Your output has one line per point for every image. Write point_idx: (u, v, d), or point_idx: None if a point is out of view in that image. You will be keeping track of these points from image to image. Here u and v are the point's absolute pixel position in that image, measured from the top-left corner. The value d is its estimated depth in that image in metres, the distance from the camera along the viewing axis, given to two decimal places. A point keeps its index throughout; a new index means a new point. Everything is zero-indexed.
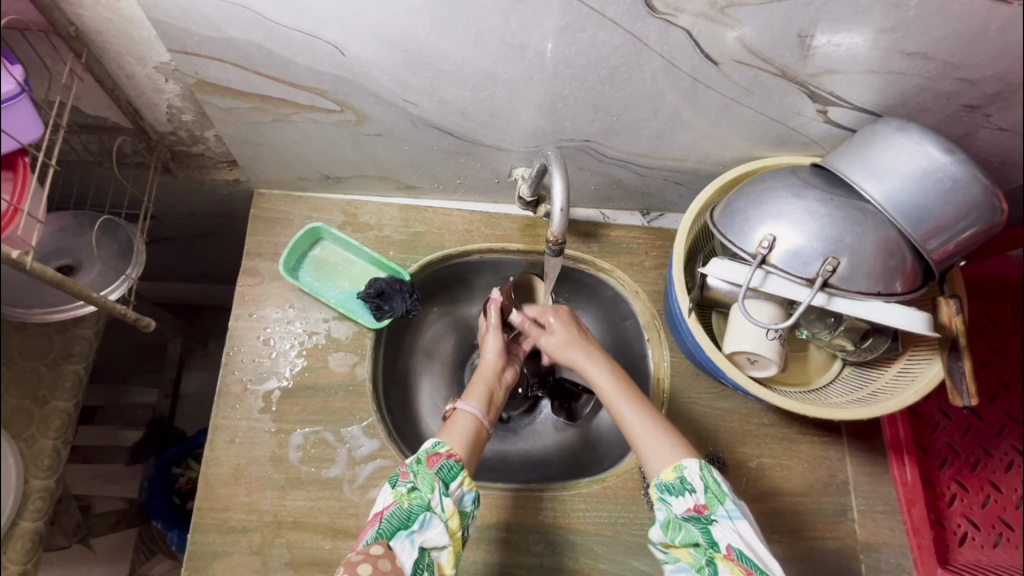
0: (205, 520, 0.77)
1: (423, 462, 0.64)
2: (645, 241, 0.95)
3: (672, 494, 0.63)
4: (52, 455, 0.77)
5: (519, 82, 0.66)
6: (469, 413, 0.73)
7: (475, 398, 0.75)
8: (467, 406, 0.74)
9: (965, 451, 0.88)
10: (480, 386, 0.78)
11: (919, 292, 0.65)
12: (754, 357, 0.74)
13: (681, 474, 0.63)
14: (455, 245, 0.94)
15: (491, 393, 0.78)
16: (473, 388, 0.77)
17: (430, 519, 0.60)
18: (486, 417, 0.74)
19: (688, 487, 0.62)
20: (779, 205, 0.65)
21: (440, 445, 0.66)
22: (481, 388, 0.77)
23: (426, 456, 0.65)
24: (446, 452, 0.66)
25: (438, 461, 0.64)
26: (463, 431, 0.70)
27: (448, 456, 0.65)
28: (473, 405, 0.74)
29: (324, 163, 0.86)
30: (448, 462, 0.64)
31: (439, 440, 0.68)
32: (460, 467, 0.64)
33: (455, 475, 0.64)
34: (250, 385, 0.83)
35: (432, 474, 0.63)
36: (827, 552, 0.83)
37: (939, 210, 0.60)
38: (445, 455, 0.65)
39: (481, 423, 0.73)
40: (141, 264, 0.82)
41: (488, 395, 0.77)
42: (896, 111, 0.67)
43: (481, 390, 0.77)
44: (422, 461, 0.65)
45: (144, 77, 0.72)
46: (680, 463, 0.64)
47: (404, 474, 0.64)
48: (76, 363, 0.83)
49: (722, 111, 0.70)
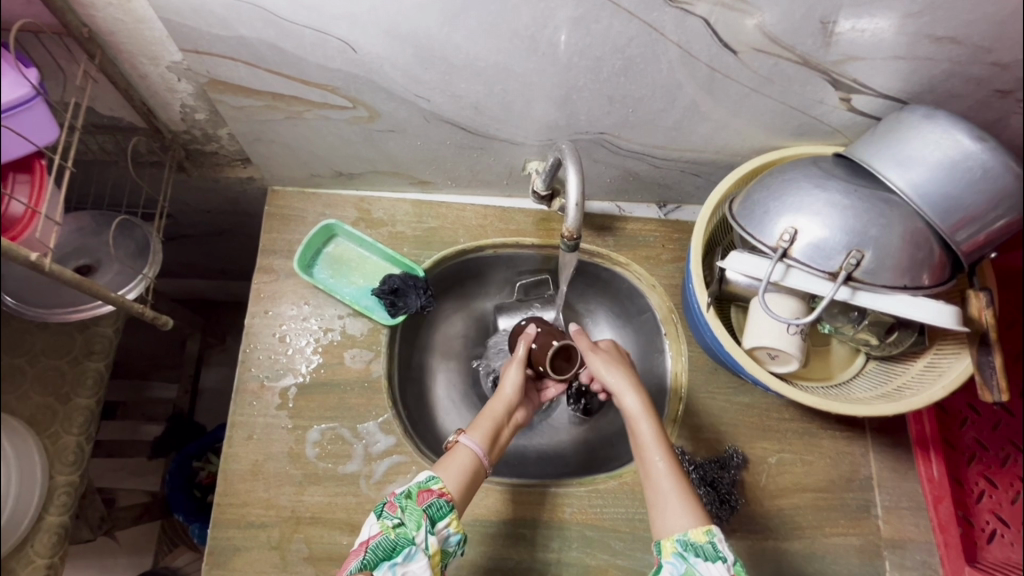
0: (225, 515, 0.78)
1: (413, 497, 0.65)
2: (662, 234, 0.93)
3: (698, 555, 0.61)
4: (75, 451, 0.79)
5: (532, 74, 0.65)
6: (469, 449, 0.70)
7: (480, 431, 0.72)
8: (470, 441, 0.71)
9: (994, 447, 0.86)
10: (489, 419, 0.74)
11: (947, 285, 0.63)
12: (774, 352, 0.72)
13: (712, 538, 0.61)
14: (469, 240, 0.93)
15: (500, 432, 0.74)
16: (479, 419, 0.74)
17: (414, 552, 0.60)
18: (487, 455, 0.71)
19: (722, 555, 0.61)
20: (800, 196, 0.63)
21: (433, 481, 0.66)
22: (489, 422, 0.73)
23: (417, 492, 0.65)
24: (438, 490, 0.65)
25: (428, 498, 0.64)
26: (462, 469, 0.68)
27: (440, 495, 0.65)
28: (476, 441, 0.71)
29: (337, 160, 0.86)
30: (438, 501, 0.64)
31: (434, 476, 0.67)
32: (449, 507, 0.64)
33: (443, 516, 0.64)
34: (267, 381, 0.84)
35: (420, 511, 0.63)
36: (850, 549, 0.82)
37: (969, 200, 0.58)
38: (437, 492, 0.65)
39: (481, 464, 0.70)
40: (158, 264, 0.83)
41: (497, 432, 0.74)
42: (923, 97, 0.65)
43: (487, 424, 0.73)
44: (412, 495, 0.65)
45: (158, 76, 0.72)
46: (710, 526, 0.62)
47: (393, 507, 0.64)
48: (97, 361, 0.84)
49: (740, 101, 0.68)
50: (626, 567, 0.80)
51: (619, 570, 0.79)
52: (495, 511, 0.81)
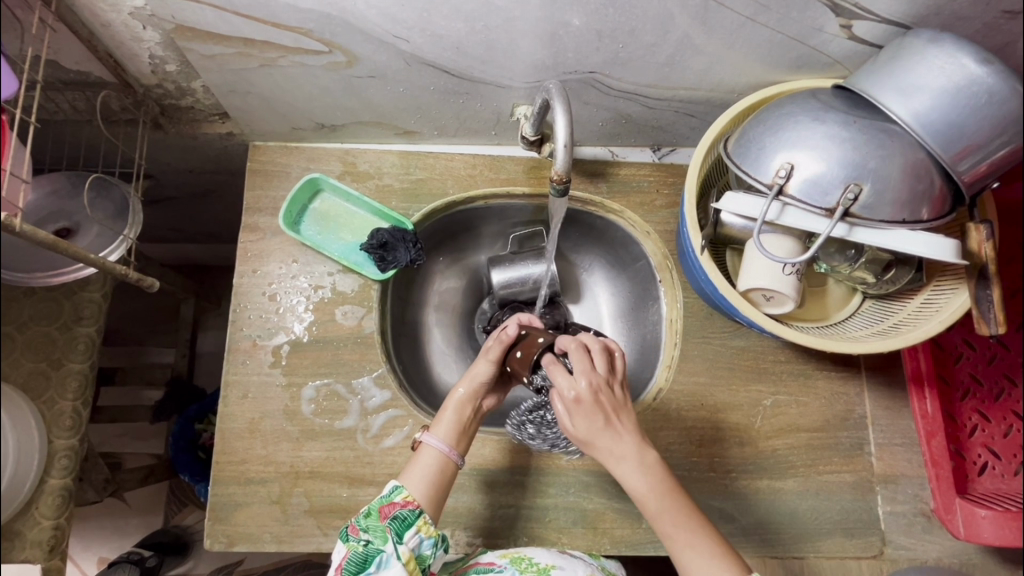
0: (224, 472, 0.79)
1: (375, 514, 0.66)
2: (656, 178, 0.91)
3: None
4: (73, 416, 0.78)
5: (515, 9, 0.62)
6: (435, 448, 0.71)
7: (443, 428, 0.73)
8: (435, 440, 0.72)
9: (988, 382, 0.84)
10: (451, 413, 0.74)
11: (947, 219, 0.61)
12: (769, 294, 0.71)
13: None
14: (458, 191, 0.90)
15: (469, 425, 0.75)
16: (441, 416, 0.74)
17: (387, 559, 0.62)
18: (454, 451, 0.72)
19: None
20: (798, 130, 0.61)
21: (396, 493, 0.67)
22: (453, 416, 0.74)
23: (378, 508, 0.67)
24: (401, 500, 0.67)
25: (391, 512, 0.66)
26: (426, 474, 0.70)
27: (402, 506, 0.66)
28: (441, 440, 0.72)
29: (318, 110, 0.82)
30: (402, 512, 0.66)
31: (398, 485, 0.68)
32: (415, 515, 0.66)
33: (409, 525, 0.65)
34: (259, 340, 0.83)
35: (384, 526, 0.65)
36: (842, 485, 0.83)
37: (972, 128, 0.56)
38: (400, 504, 0.66)
39: (449, 461, 0.71)
40: (141, 224, 0.79)
41: (461, 420, 0.74)
42: (928, 22, 0.62)
43: (450, 417, 0.74)
44: (373, 512, 0.67)
45: (121, 25, 0.68)
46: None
47: (355, 529, 0.65)
48: (88, 326, 0.81)
49: (736, 32, 0.65)
50: (624, 510, 0.81)
51: (616, 513, 0.81)
52: (492, 461, 0.81)
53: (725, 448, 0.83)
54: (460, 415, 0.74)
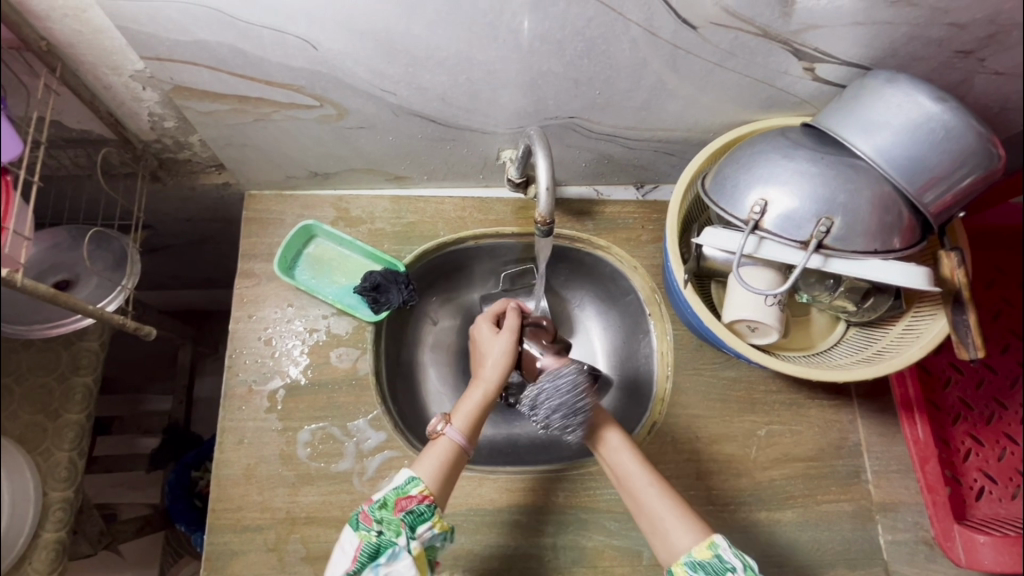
0: (220, 520, 0.78)
1: (390, 506, 0.65)
2: (640, 215, 0.94)
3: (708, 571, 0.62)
4: (68, 467, 0.78)
5: (496, 62, 0.65)
6: (453, 439, 0.71)
7: (462, 420, 0.72)
8: (454, 432, 0.71)
9: (979, 406, 0.87)
10: (472, 401, 0.74)
11: (918, 247, 0.64)
12: (754, 325, 0.73)
13: (717, 551, 0.63)
14: (449, 232, 0.93)
15: (485, 414, 0.75)
16: (463, 404, 0.74)
17: (398, 552, 0.63)
18: (469, 442, 0.72)
19: (727, 565, 0.62)
20: (769, 168, 0.64)
21: (412, 485, 0.67)
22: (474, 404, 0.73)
23: (395, 499, 0.66)
24: (418, 494, 0.66)
25: (407, 505, 0.65)
26: (439, 460, 0.69)
27: (420, 500, 0.65)
28: (459, 428, 0.72)
29: (311, 159, 0.85)
30: (418, 506, 0.65)
31: (413, 475, 0.67)
32: (430, 511, 0.65)
33: (424, 520, 0.65)
34: (255, 385, 0.84)
35: (397, 519, 0.64)
36: (841, 515, 0.83)
37: (933, 161, 0.59)
38: (416, 499, 0.65)
39: (462, 450, 0.71)
40: (137, 274, 0.82)
41: (481, 411, 0.74)
42: (886, 62, 0.65)
43: (471, 406, 0.73)
44: (388, 503, 0.65)
45: (122, 86, 0.72)
46: (712, 539, 0.64)
47: (367, 517, 0.65)
48: (84, 376, 0.83)
49: (706, 77, 0.68)
50: (623, 547, 0.80)
51: (616, 550, 0.80)
52: (490, 499, 0.81)
53: (722, 481, 0.83)
54: (482, 406, 0.74)
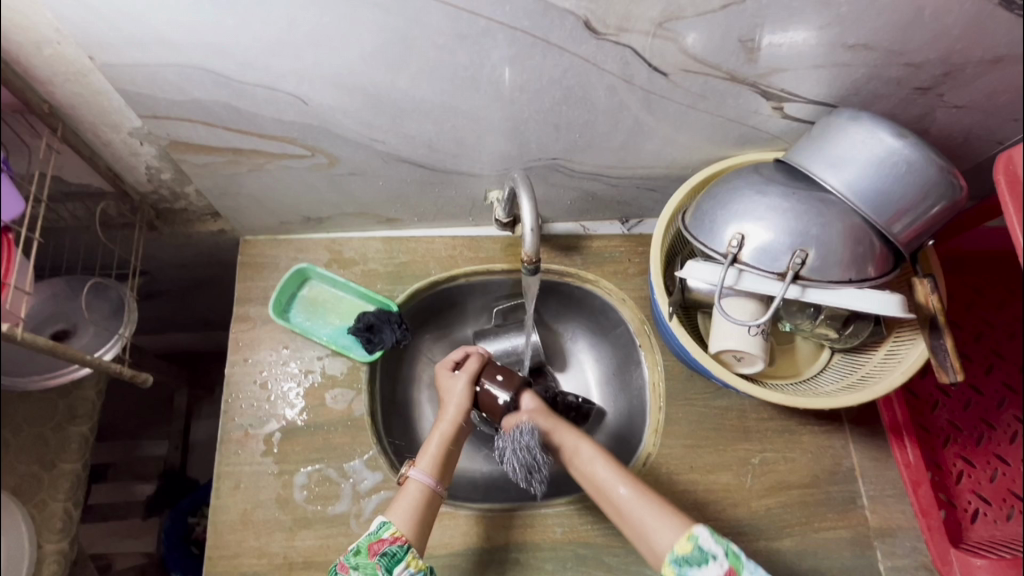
0: (217, 568, 0.78)
1: (364, 551, 0.68)
2: (627, 249, 0.96)
3: (692, 565, 0.65)
4: (64, 518, 0.78)
5: (478, 110, 0.68)
6: (419, 481, 0.74)
7: (426, 462, 0.76)
8: (419, 473, 0.74)
9: (968, 427, 0.88)
10: (434, 446, 0.77)
11: (892, 275, 0.66)
12: (739, 354, 0.74)
13: (697, 543, 0.65)
14: (440, 271, 0.95)
15: (449, 455, 0.78)
16: (425, 448, 0.77)
17: None
18: (437, 483, 0.75)
19: (708, 555, 0.65)
20: (744, 203, 0.66)
21: (384, 529, 0.70)
22: (434, 449, 0.77)
23: (367, 545, 0.69)
24: (390, 536, 0.69)
25: (380, 548, 0.68)
26: (410, 506, 0.72)
27: (392, 541, 0.68)
28: (424, 472, 0.75)
29: (304, 205, 0.88)
30: (391, 548, 0.68)
31: (385, 521, 0.71)
32: (404, 551, 0.68)
33: (398, 560, 0.67)
34: (251, 429, 0.85)
35: (374, 562, 0.67)
36: (839, 541, 0.83)
37: (900, 193, 0.61)
38: (389, 540, 0.69)
39: (431, 492, 0.74)
40: (133, 321, 0.84)
41: (443, 453, 0.77)
42: (850, 100, 0.68)
43: (432, 450, 0.77)
44: (362, 550, 0.68)
45: (121, 142, 0.75)
46: (691, 532, 0.66)
47: (344, 566, 0.67)
48: (82, 424, 0.83)
49: (680, 118, 0.72)
50: None
51: None
52: (486, 537, 0.81)
53: (718, 511, 0.83)
54: (442, 448, 0.77)
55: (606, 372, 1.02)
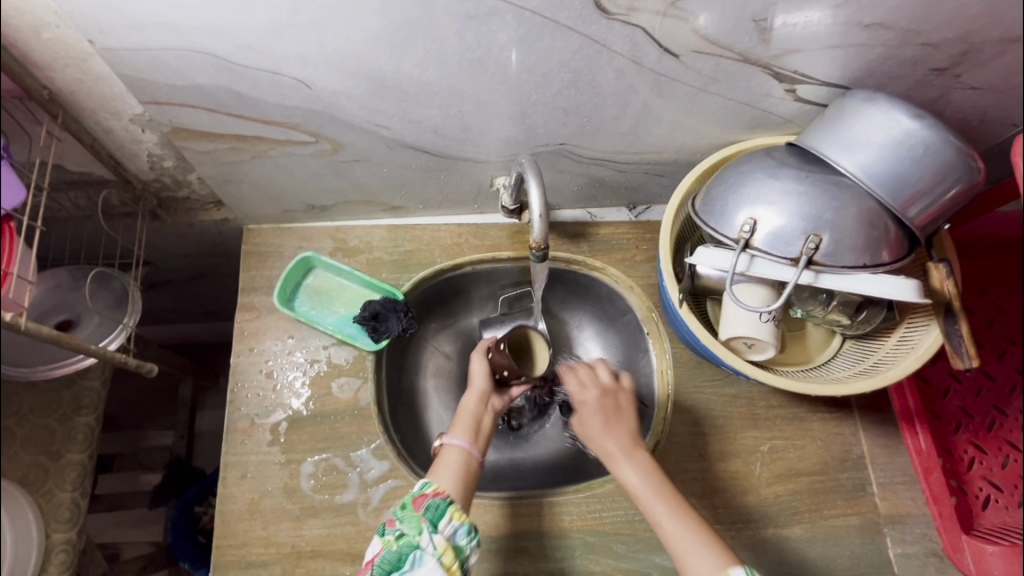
0: (225, 557, 0.78)
1: (409, 506, 0.67)
2: (634, 236, 0.95)
3: None
4: (72, 507, 0.77)
5: (485, 94, 0.67)
6: (457, 446, 0.74)
7: (461, 429, 0.76)
8: (455, 440, 0.75)
9: (980, 414, 0.87)
10: (467, 417, 0.78)
11: (906, 260, 0.65)
12: (750, 341, 0.73)
13: None
14: (446, 260, 0.94)
15: (483, 425, 0.78)
16: (457, 420, 0.78)
17: (421, 557, 0.63)
18: (475, 447, 0.75)
19: None
20: (757, 187, 0.65)
21: (427, 486, 0.69)
22: (467, 419, 0.78)
23: (412, 499, 0.68)
24: (433, 491, 0.68)
25: (424, 502, 0.67)
26: (451, 469, 0.71)
27: (435, 495, 0.67)
28: (460, 437, 0.75)
29: (308, 193, 0.87)
30: (435, 501, 0.67)
31: (427, 481, 0.70)
32: (447, 504, 0.67)
33: (443, 513, 0.66)
34: (257, 419, 0.84)
35: (419, 515, 0.66)
36: (849, 528, 0.82)
37: (916, 176, 0.60)
38: (432, 494, 0.68)
39: (470, 456, 0.73)
40: (139, 311, 0.82)
41: (477, 422, 0.78)
42: (865, 82, 0.67)
43: (466, 420, 0.78)
44: (409, 505, 0.68)
45: (122, 129, 0.74)
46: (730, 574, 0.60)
47: (392, 521, 0.68)
48: (87, 415, 0.81)
49: (690, 101, 0.70)
50: (631, 570, 0.80)
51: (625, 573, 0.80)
52: (494, 526, 0.81)
53: (727, 498, 0.83)
54: (473, 417, 0.78)
55: (613, 361, 1.01)
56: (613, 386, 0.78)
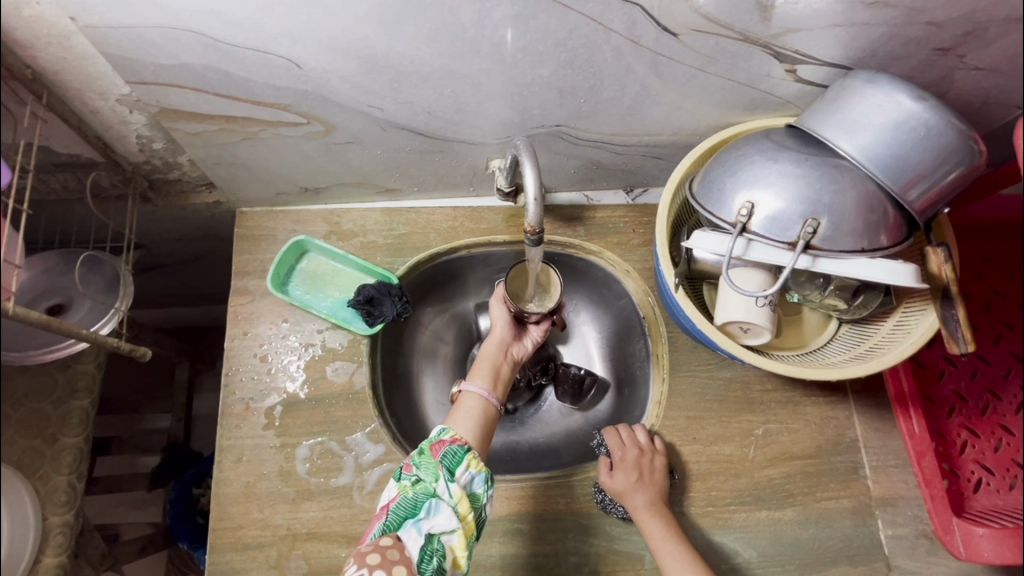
0: (221, 539, 0.78)
1: (427, 452, 0.67)
2: (631, 219, 0.94)
3: None
4: (68, 490, 0.78)
5: (480, 75, 0.66)
6: (477, 393, 0.76)
7: (481, 377, 0.78)
8: (475, 387, 0.76)
9: (973, 398, 0.88)
10: (486, 364, 0.80)
11: (905, 244, 0.65)
12: (746, 326, 0.73)
13: None
14: (441, 243, 0.93)
15: (500, 372, 0.81)
16: (477, 368, 0.80)
17: (436, 505, 0.63)
18: (494, 395, 0.77)
19: None
20: (755, 170, 0.64)
21: (444, 433, 0.69)
22: (486, 367, 0.80)
23: (430, 446, 0.68)
24: (450, 438, 0.68)
25: (442, 449, 0.67)
26: (470, 416, 0.73)
27: (452, 443, 0.67)
28: (479, 386, 0.77)
29: (301, 175, 0.86)
30: (452, 449, 0.67)
31: (446, 427, 0.70)
32: (464, 452, 0.67)
33: (460, 461, 0.66)
34: (252, 403, 0.84)
35: (435, 463, 0.65)
36: (841, 511, 0.83)
37: (917, 160, 0.60)
38: (449, 441, 0.68)
39: (488, 404, 0.75)
40: (129, 297, 0.83)
41: (495, 370, 0.80)
42: (866, 62, 0.66)
43: (486, 367, 0.80)
44: (426, 451, 0.67)
45: (109, 110, 0.72)
46: None
47: (409, 467, 0.67)
48: (82, 399, 0.83)
49: (689, 82, 0.69)
50: (625, 551, 0.80)
51: (618, 554, 0.80)
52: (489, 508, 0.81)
53: (721, 481, 0.83)
54: (492, 364, 0.80)
55: (608, 345, 1.01)
56: (647, 449, 0.81)
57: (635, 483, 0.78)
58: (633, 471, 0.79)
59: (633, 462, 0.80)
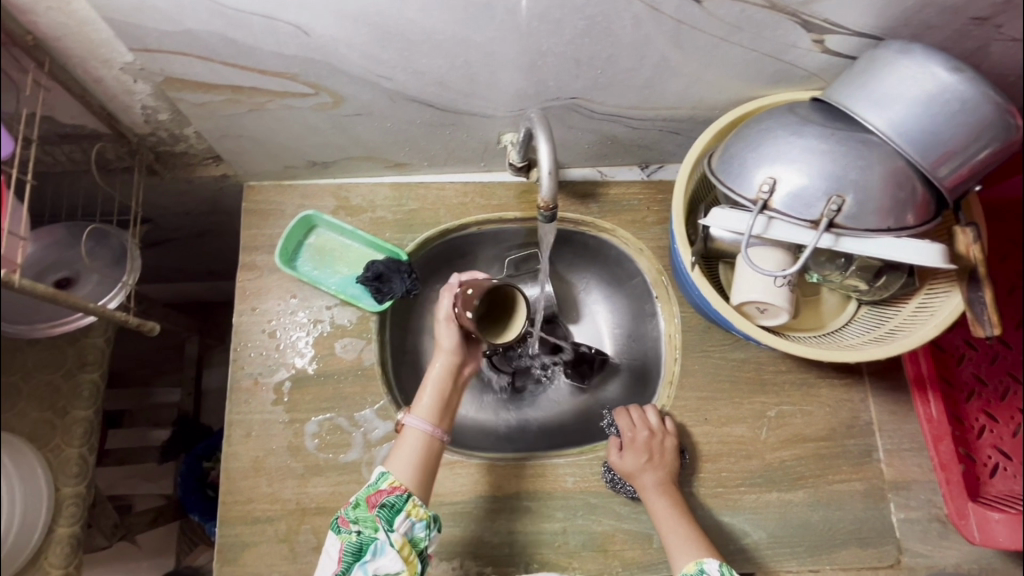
0: (231, 512, 0.79)
1: (363, 505, 0.68)
2: (646, 196, 0.92)
3: None
4: (79, 462, 0.77)
5: (494, 44, 0.63)
6: (417, 429, 0.74)
7: (423, 409, 0.75)
8: (417, 421, 0.74)
9: (993, 382, 0.86)
10: (431, 390, 0.77)
11: (932, 224, 0.62)
12: (763, 306, 0.71)
13: None
14: (451, 219, 0.92)
15: (448, 398, 0.77)
16: (420, 397, 0.77)
17: (381, 547, 0.64)
18: (437, 428, 0.75)
19: None
20: (778, 145, 0.62)
21: (383, 480, 0.70)
22: (430, 397, 0.76)
23: (365, 498, 0.69)
24: (388, 487, 0.69)
25: (379, 500, 0.68)
26: (409, 456, 0.73)
27: (390, 492, 0.68)
28: (422, 419, 0.75)
29: (309, 149, 0.84)
30: (390, 499, 0.68)
31: (384, 471, 0.71)
32: (403, 501, 0.68)
33: (399, 510, 0.67)
34: (260, 378, 0.84)
35: (374, 516, 0.66)
36: (853, 493, 0.82)
37: (949, 135, 0.57)
38: (387, 492, 0.69)
39: (432, 439, 0.74)
40: (137, 270, 0.81)
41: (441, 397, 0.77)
42: (899, 32, 0.63)
43: (430, 396, 0.76)
44: (361, 503, 0.68)
45: (113, 79, 0.71)
46: None
47: (344, 521, 0.67)
48: (92, 372, 0.81)
49: (710, 52, 0.66)
50: (634, 530, 0.80)
51: (626, 533, 0.80)
52: (497, 486, 0.81)
53: (732, 463, 0.83)
54: (438, 395, 0.76)
55: (620, 325, 1.00)
56: (659, 429, 0.80)
57: (645, 465, 0.77)
58: (643, 452, 0.78)
59: (643, 443, 0.79)
